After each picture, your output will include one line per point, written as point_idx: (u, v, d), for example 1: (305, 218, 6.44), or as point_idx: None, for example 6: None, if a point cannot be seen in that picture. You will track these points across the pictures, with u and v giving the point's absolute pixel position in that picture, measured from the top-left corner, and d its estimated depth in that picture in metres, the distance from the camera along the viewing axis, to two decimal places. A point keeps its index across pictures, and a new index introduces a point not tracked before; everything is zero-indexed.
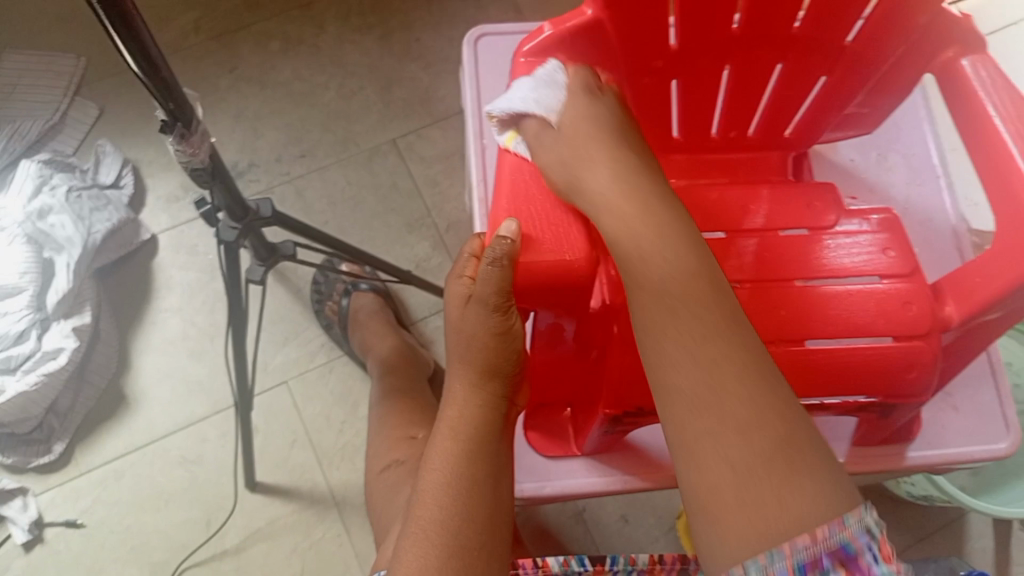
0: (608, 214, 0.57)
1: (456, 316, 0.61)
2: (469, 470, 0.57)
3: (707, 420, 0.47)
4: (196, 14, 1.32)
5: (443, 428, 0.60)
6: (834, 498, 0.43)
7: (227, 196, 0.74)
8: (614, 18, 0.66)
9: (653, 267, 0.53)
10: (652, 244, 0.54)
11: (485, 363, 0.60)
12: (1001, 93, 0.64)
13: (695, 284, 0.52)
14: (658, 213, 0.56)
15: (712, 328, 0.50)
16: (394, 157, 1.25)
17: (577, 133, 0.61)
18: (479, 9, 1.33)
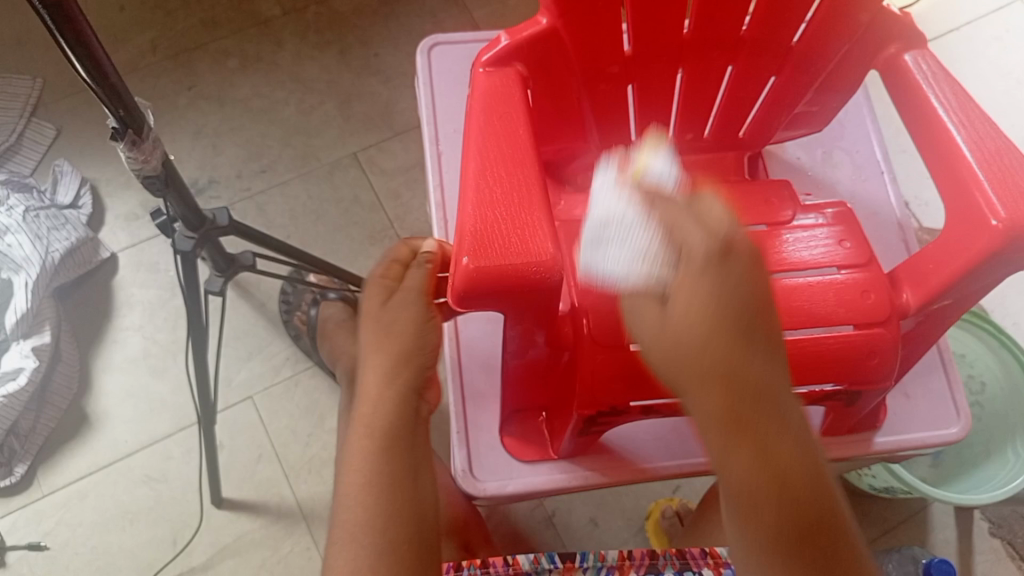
0: (716, 436, 0.45)
1: (367, 316, 0.63)
2: (385, 464, 0.54)
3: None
4: (153, 34, 1.33)
5: (356, 424, 0.57)
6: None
7: (182, 205, 0.74)
8: (570, 28, 0.65)
9: (777, 515, 0.43)
10: (767, 490, 0.43)
11: (401, 348, 0.60)
12: (942, 85, 0.66)
13: (814, 540, 0.43)
14: (777, 437, 0.44)
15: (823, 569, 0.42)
16: (355, 170, 1.26)
17: (686, 311, 0.47)
18: (435, 25, 1.35)
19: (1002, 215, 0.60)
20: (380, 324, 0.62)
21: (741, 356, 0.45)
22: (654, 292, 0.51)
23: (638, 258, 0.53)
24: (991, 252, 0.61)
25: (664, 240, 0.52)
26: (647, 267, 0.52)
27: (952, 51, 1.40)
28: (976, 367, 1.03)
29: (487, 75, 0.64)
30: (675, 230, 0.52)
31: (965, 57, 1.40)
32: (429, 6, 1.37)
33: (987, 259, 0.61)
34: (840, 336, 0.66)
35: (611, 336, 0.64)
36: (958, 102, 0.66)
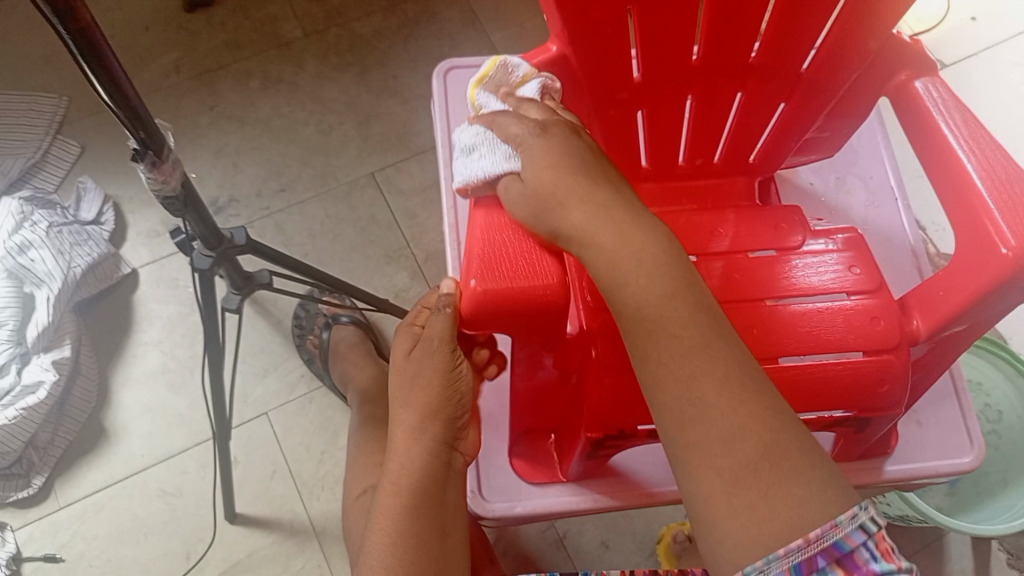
0: (611, 282, 0.54)
1: (399, 367, 0.62)
2: (409, 523, 0.60)
3: (716, 467, 0.47)
4: (177, 55, 1.36)
5: (389, 476, 0.61)
6: (827, 502, 0.44)
7: (200, 225, 0.76)
8: (580, 55, 0.66)
9: (644, 296, 0.52)
10: (628, 269, 0.53)
11: (428, 407, 0.60)
12: (953, 111, 0.67)
13: (674, 306, 0.52)
14: (649, 277, 0.53)
15: (708, 373, 0.49)
16: (373, 190, 1.27)
17: (545, 179, 0.56)
18: (454, 47, 1.37)
19: (1012, 243, 0.60)
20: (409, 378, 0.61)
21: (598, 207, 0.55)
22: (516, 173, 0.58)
23: (507, 159, 0.59)
24: (1000, 280, 0.61)
25: (507, 137, 0.59)
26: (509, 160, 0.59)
27: (970, 76, 1.40)
28: (993, 395, 1.03)
29: None
30: (515, 122, 0.60)
31: (983, 81, 1.39)
32: (448, 29, 1.39)
33: (996, 286, 0.61)
34: (849, 362, 0.66)
35: (618, 363, 0.65)
36: (969, 129, 0.66)
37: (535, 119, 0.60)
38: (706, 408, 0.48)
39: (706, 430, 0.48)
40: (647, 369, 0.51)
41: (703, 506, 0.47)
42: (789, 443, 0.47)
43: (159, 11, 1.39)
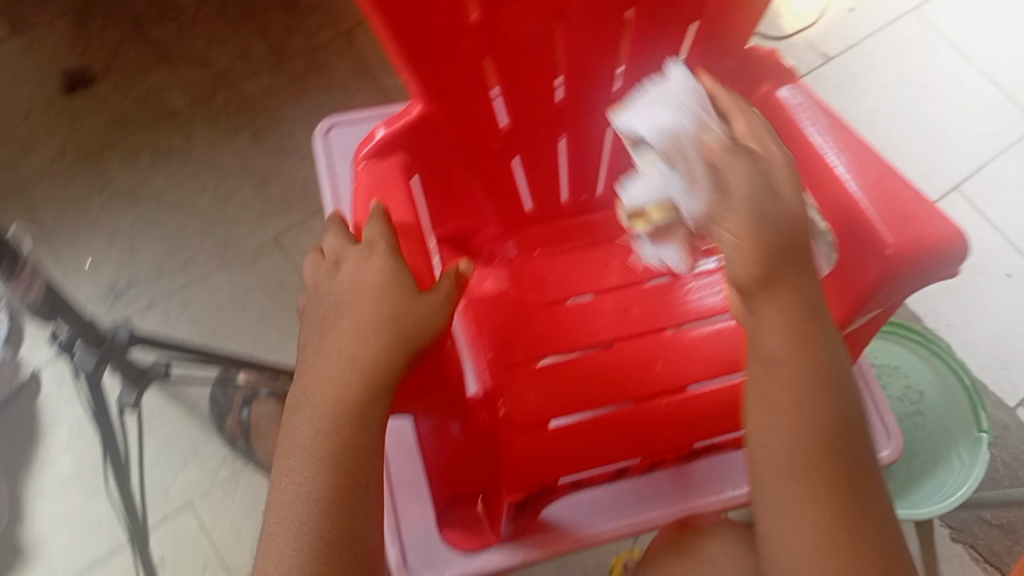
0: (775, 327, 0.54)
1: (315, 290, 0.59)
2: (347, 408, 0.52)
3: (839, 513, 0.51)
4: (60, 139, 1.31)
5: (302, 378, 0.55)
6: (893, 554, 0.52)
7: (77, 324, 0.72)
8: (443, 112, 0.65)
9: (800, 368, 0.53)
10: (801, 355, 0.54)
11: (405, 329, 0.55)
12: (816, 114, 0.67)
13: (819, 399, 0.53)
14: (823, 345, 0.54)
15: (824, 452, 0.53)
16: (278, 253, 1.24)
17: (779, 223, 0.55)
18: (347, 97, 1.35)
19: (893, 241, 0.60)
20: (331, 287, 0.58)
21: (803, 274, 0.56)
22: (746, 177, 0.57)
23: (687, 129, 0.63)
24: (884, 279, 0.61)
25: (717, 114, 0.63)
26: (731, 150, 0.59)
27: (858, 64, 1.43)
28: (912, 378, 1.04)
29: (367, 169, 0.63)
30: (760, 137, 0.60)
31: (869, 68, 1.43)
32: (339, 79, 1.36)
33: (883, 284, 0.62)
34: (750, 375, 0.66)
35: (527, 419, 0.65)
36: (834, 129, 0.67)
37: (778, 148, 0.60)
38: (841, 463, 0.53)
39: (840, 480, 0.52)
40: (781, 402, 0.53)
41: (796, 536, 0.52)
42: (883, 505, 0.53)
43: (37, 95, 1.34)
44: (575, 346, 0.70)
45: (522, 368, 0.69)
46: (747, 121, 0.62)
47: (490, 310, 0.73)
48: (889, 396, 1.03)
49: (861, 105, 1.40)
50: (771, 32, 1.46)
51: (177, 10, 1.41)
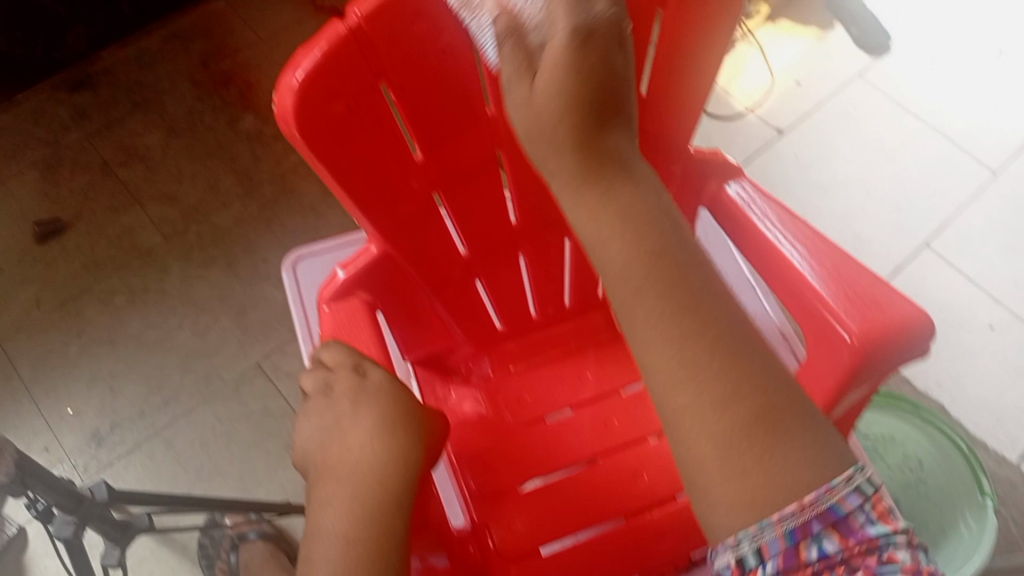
0: (609, 221, 0.45)
1: (308, 411, 0.56)
2: (374, 521, 0.48)
3: (731, 425, 0.41)
4: (36, 288, 1.32)
5: (330, 481, 0.51)
6: (823, 460, 0.40)
7: (53, 493, 0.71)
8: (400, 249, 0.66)
9: (608, 248, 0.45)
10: (603, 223, 0.45)
11: (407, 420, 0.54)
12: (762, 204, 0.71)
13: (628, 264, 0.44)
14: (663, 224, 0.45)
15: (681, 339, 0.42)
16: (260, 380, 1.23)
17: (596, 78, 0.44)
18: (318, 217, 1.37)
19: (854, 328, 0.61)
20: (330, 402, 0.55)
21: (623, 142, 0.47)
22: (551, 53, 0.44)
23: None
24: (854, 366, 0.61)
25: None
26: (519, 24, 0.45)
27: (813, 134, 1.47)
28: (909, 446, 1.01)
29: (332, 311, 0.64)
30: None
31: (825, 136, 1.47)
32: (309, 201, 1.39)
33: (853, 372, 0.61)
34: None
35: (515, 545, 0.66)
36: (779, 216, 0.70)
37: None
38: (726, 363, 0.42)
39: (728, 385, 0.41)
40: (632, 307, 0.44)
41: (692, 451, 0.42)
42: (794, 400, 0.42)
43: (12, 248, 1.37)
44: (557, 465, 0.70)
45: (504, 494, 0.68)
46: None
47: (470, 436, 0.72)
48: (888, 466, 1.00)
49: (824, 173, 1.42)
50: (725, 112, 1.51)
51: (144, 152, 1.46)
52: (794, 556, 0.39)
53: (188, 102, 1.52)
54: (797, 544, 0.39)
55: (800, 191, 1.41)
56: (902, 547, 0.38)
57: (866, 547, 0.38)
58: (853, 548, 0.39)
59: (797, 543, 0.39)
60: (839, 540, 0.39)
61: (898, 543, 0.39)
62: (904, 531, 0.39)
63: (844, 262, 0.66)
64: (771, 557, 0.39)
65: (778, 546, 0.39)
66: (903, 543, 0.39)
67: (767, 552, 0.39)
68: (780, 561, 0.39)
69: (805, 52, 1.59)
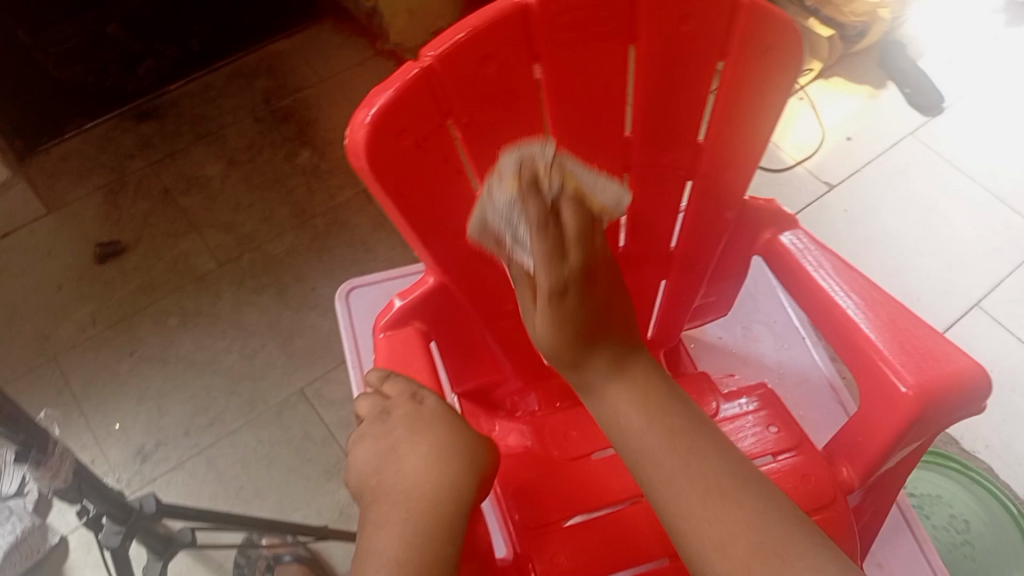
0: (623, 407, 0.55)
1: (365, 436, 0.57)
2: (424, 543, 0.48)
3: (737, 561, 0.46)
4: (93, 306, 1.36)
5: (384, 503, 0.52)
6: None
7: (105, 501, 0.73)
8: (456, 280, 0.68)
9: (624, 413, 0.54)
10: (617, 395, 0.55)
11: (461, 446, 0.54)
12: (816, 254, 0.72)
13: (642, 420, 0.53)
14: (668, 402, 0.55)
15: (689, 478, 0.50)
16: (303, 406, 1.25)
17: (579, 313, 0.54)
18: (367, 250, 1.40)
19: (909, 380, 0.60)
20: (386, 427, 0.56)
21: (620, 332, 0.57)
22: (541, 308, 0.54)
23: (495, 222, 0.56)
24: (909, 420, 0.61)
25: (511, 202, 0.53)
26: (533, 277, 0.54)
27: (862, 188, 1.47)
28: (957, 507, 0.99)
29: (387, 339, 0.66)
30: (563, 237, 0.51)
31: (874, 191, 1.47)
32: (360, 234, 1.42)
33: (908, 425, 0.61)
34: None
35: None
36: (833, 268, 0.70)
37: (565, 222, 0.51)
38: (729, 510, 0.48)
39: (735, 524, 0.48)
40: (652, 462, 0.52)
41: (713, 575, 0.47)
42: (800, 532, 0.48)
43: (71, 266, 1.41)
44: (603, 501, 0.69)
45: (550, 528, 0.67)
46: (555, 199, 0.51)
47: (518, 471, 0.72)
48: (933, 525, 0.99)
49: (873, 228, 1.42)
50: (774, 164, 1.52)
51: (203, 181, 1.51)
52: None
53: (248, 135, 1.57)
54: None
55: (847, 244, 1.40)
56: None
57: None
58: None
59: None
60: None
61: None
62: None
63: (899, 314, 0.65)
64: None
65: None
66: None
67: None
68: None
69: (857, 108, 1.60)
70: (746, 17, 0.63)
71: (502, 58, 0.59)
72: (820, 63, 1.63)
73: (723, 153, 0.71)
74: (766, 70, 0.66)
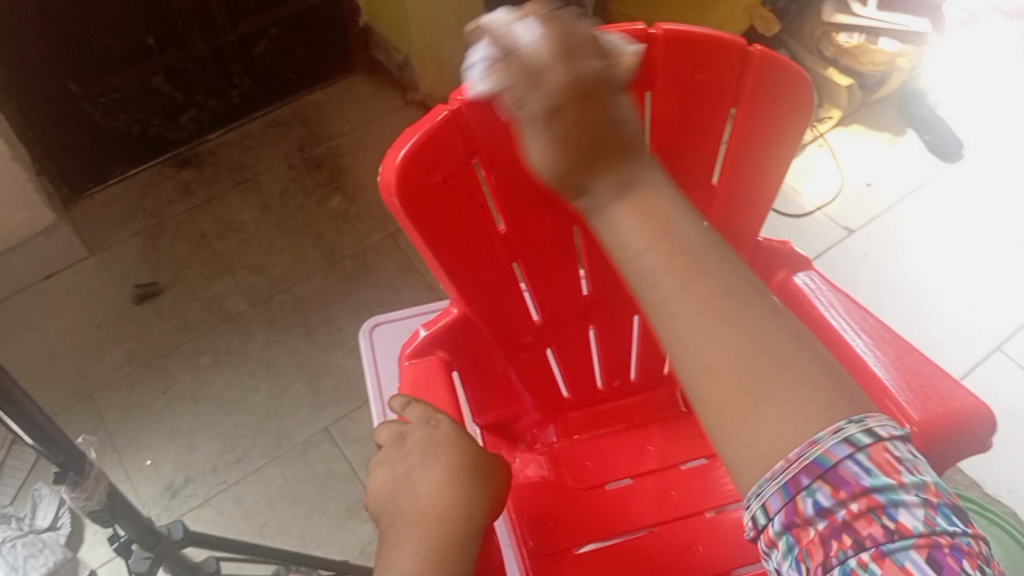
0: (631, 235, 0.47)
1: (381, 462, 0.59)
2: (442, 559, 0.51)
3: (714, 392, 0.43)
4: (129, 345, 1.41)
5: (401, 526, 0.53)
6: (805, 411, 0.41)
7: (135, 526, 0.76)
8: (477, 312, 0.73)
9: (641, 246, 0.46)
10: (636, 232, 0.46)
11: (476, 470, 0.57)
12: (826, 294, 0.74)
13: (654, 255, 0.46)
14: (685, 223, 0.46)
15: (708, 297, 0.44)
16: (328, 444, 1.28)
17: (579, 127, 0.46)
18: (394, 292, 1.44)
19: (914, 418, 0.61)
20: (402, 452, 0.58)
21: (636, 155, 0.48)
22: (535, 129, 0.47)
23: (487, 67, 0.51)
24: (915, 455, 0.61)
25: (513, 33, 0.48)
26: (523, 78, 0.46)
27: (883, 235, 1.48)
28: None
29: (411, 365, 0.69)
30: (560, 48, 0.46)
31: (897, 238, 1.48)
32: (386, 277, 1.47)
33: None
34: None
35: None
36: (840, 308, 0.72)
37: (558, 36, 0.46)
38: (723, 333, 0.43)
39: (725, 350, 0.43)
40: (662, 294, 0.45)
41: (728, 418, 0.43)
42: (786, 351, 0.43)
43: (110, 307, 1.46)
44: (618, 530, 0.72)
45: (563, 555, 0.70)
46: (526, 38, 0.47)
47: (536, 501, 0.75)
48: None
49: (892, 272, 1.43)
50: (794, 210, 1.54)
51: (239, 227, 1.57)
52: (792, 512, 0.39)
53: (282, 182, 1.63)
54: (794, 497, 0.39)
55: (868, 289, 1.41)
56: (907, 506, 0.37)
57: (857, 499, 0.38)
58: (850, 503, 0.38)
59: (794, 496, 0.39)
60: (831, 493, 0.38)
61: (906, 503, 0.37)
62: (911, 489, 0.38)
63: (907, 354, 0.67)
64: (773, 513, 0.40)
65: (778, 501, 0.40)
66: (915, 502, 0.37)
67: (770, 508, 0.40)
68: (779, 516, 0.40)
69: (874, 153, 1.63)
70: (758, 66, 0.66)
71: None
72: (840, 111, 1.66)
73: (736, 196, 0.75)
74: (777, 120, 0.70)
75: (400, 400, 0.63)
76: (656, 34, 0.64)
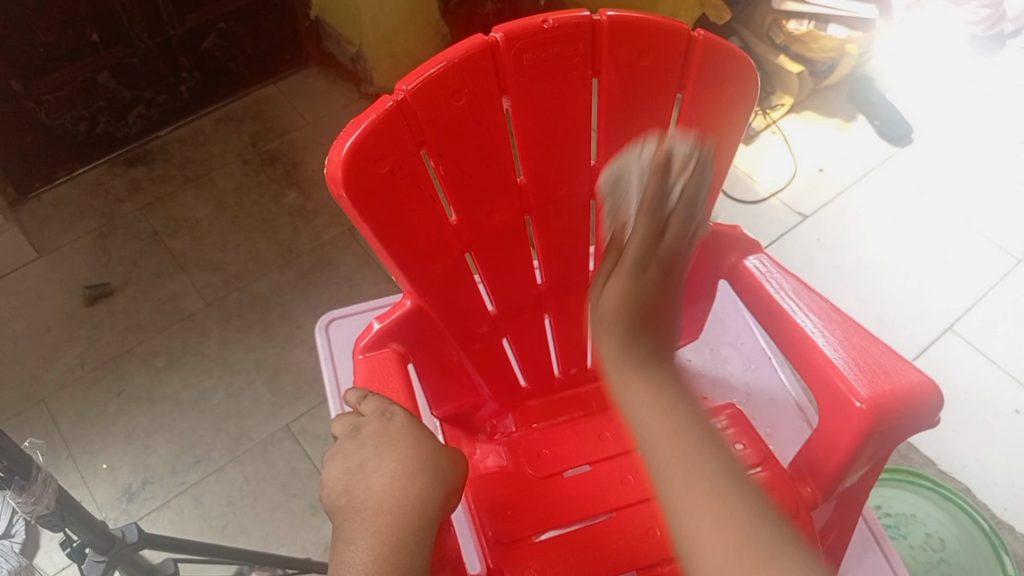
0: (640, 402, 0.57)
1: (336, 454, 0.59)
2: (396, 552, 0.52)
3: (725, 546, 0.51)
4: (80, 347, 1.38)
5: (355, 520, 0.54)
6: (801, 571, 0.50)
7: (88, 530, 0.74)
8: (430, 303, 0.73)
9: (651, 407, 0.56)
10: (644, 401, 0.57)
11: (431, 460, 0.56)
12: (778, 277, 0.75)
13: (669, 422, 0.56)
14: (689, 410, 0.56)
15: (707, 464, 0.54)
16: (289, 442, 1.26)
17: (649, 290, 0.62)
18: (352, 287, 1.43)
19: (863, 395, 0.62)
20: (356, 445, 0.58)
21: (664, 343, 0.62)
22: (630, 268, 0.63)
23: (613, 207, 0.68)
24: (865, 432, 0.63)
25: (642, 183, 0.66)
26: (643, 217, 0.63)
27: (835, 220, 1.51)
28: (928, 523, 0.98)
29: (366, 358, 0.68)
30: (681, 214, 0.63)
31: (850, 222, 1.50)
32: (345, 272, 1.46)
33: (864, 437, 0.63)
34: None
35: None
36: (793, 291, 0.73)
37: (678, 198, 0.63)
38: (722, 498, 0.53)
39: (731, 510, 0.52)
40: (672, 449, 0.55)
41: (711, 554, 0.51)
42: (782, 534, 0.52)
43: (59, 310, 1.43)
44: (578, 516, 0.72)
45: (522, 542, 0.71)
46: (670, 194, 0.63)
47: (495, 490, 0.75)
48: (910, 545, 0.98)
49: (846, 255, 1.45)
50: (749, 196, 1.56)
51: (192, 224, 1.54)
52: None
53: (236, 178, 1.61)
54: None
55: (821, 271, 1.43)
56: None
57: None
58: None
59: None
60: None
61: None
62: None
63: (856, 334, 0.69)
64: None
65: None
66: None
67: None
68: None
69: (825, 138, 1.66)
70: (701, 52, 0.67)
71: (472, 92, 0.64)
72: (791, 98, 1.69)
73: None
74: (722, 105, 0.70)
75: (354, 393, 0.62)
76: (599, 21, 0.64)
